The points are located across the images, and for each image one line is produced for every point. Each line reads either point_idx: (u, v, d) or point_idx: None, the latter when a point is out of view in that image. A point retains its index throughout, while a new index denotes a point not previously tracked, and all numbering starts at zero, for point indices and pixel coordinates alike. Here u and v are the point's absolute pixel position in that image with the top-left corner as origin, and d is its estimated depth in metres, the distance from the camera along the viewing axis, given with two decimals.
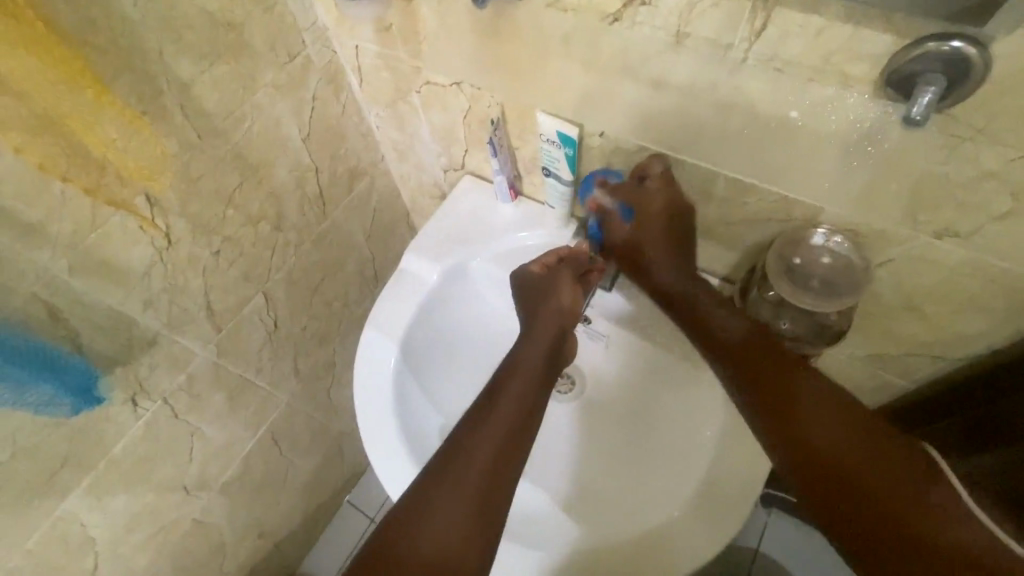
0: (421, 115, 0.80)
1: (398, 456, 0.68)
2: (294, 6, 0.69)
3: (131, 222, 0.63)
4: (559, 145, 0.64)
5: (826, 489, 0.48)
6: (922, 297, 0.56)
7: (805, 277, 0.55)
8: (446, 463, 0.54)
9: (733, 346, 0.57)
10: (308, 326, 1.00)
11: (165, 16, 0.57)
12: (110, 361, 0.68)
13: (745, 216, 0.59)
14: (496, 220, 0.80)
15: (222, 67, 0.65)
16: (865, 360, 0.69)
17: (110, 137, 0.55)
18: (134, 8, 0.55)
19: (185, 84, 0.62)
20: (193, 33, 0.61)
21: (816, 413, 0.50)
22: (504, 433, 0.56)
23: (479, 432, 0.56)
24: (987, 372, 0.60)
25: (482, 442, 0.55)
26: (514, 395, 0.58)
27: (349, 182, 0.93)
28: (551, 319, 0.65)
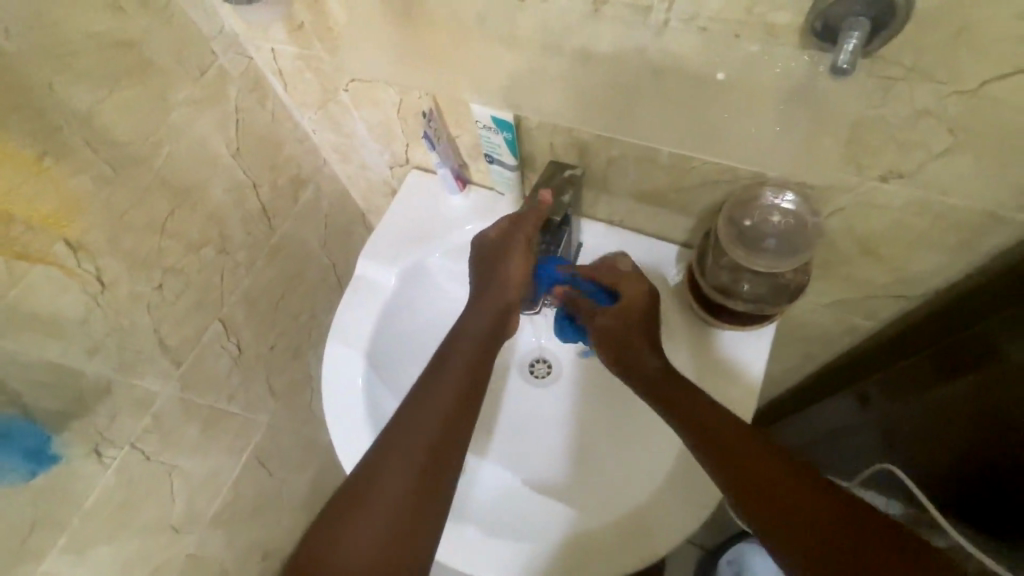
0: (354, 113, 0.77)
1: None
2: (194, 15, 0.65)
3: (55, 272, 0.59)
4: (496, 130, 0.62)
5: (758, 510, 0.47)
6: (877, 241, 0.56)
7: (758, 236, 0.53)
8: (393, 436, 0.53)
9: (657, 376, 0.58)
10: (276, 344, 0.97)
11: (47, 46, 0.53)
12: (63, 417, 0.65)
13: (693, 180, 0.58)
14: (447, 213, 0.78)
15: (126, 91, 0.61)
16: (831, 306, 0.69)
17: (7, 187, 0.53)
18: (8, 43, 0.50)
19: (86, 116, 0.58)
20: (85, 59, 0.56)
21: (737, 443, 0.51)
22: (450, 408, 0.55)
23: (425, 404, 0.55)
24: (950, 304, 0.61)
25: (428, 414, 0.54)
26: (458, 370, 0.58)
27: (293, 191, 0.90)
28: (498, 290, 0.63)
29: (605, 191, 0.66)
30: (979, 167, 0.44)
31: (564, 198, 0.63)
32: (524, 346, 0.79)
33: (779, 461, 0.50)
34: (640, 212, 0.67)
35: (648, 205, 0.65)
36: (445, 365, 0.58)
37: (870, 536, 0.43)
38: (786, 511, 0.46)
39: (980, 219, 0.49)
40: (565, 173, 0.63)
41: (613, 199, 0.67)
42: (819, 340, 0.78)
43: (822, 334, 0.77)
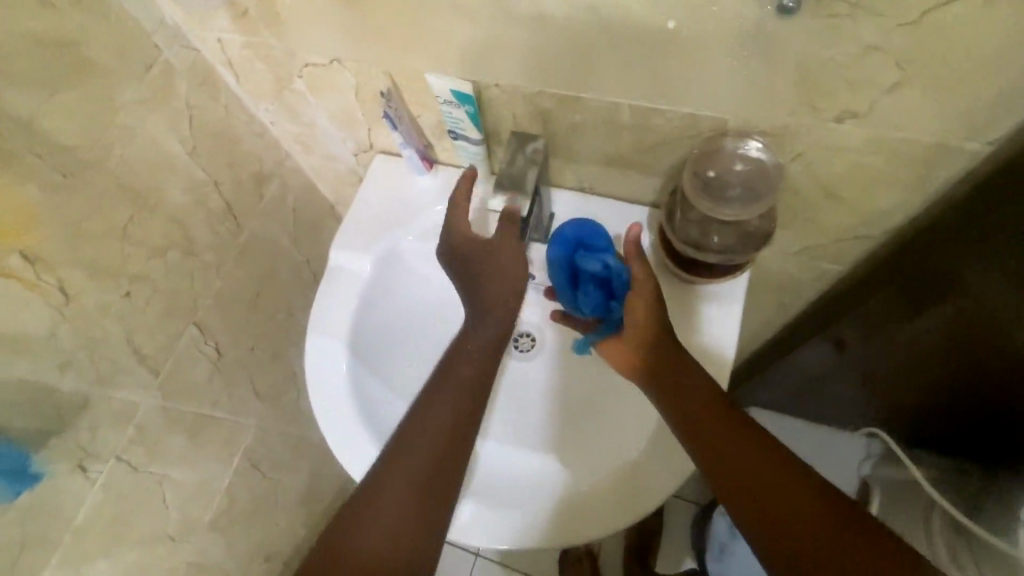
0: (311, 100, 0.75)
1: (370, 454, 0.67)
2: (133, 8, 0.62)
3: (14, 286, 0.57)
4: (457, 105, 0.61)
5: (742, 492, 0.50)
6: (837, 184, 0.57)
7: (721, 186, 0.54)
8: (396, 452, 0.54)
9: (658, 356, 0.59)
10: (256, 344, 0.96)
11: None
12: (40, 435, 0.63)
13: (657, 139, 0.58)
14: (416, 195, 0.77)
15: (69, 93, 0.58)
16: (799, 254, 0.71)
17: None
18: None
19: (29, 123, 0.56)
20: (20, 61, 0.53)
21: (728, 427, 0.54)
22: (453, 418, 0.56)
23: (425, 419, 0.56)
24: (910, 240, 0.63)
25: (428, 433, 0.55)
26: (461, 380, 0.59)
27: (257, 187, 0.88)
28: (496, 295, 0.63)
29: (572, 158, 0.67)
30: (926, 100, 0.45)
31: (529, 181, 0.61)
32: None
33: (767, 457, 0.51)
34: (608, 177, 0.67)
35: (615, 168, 0.65)
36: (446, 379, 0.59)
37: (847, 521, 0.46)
38: (769, 507, 0.48)
39: (931, 152, 0.50)
40: (529, 150, 0.61)
41: (580, 166, 0.67)
42: (791, 289, 0.80)
43: (794, 284, 0.79)
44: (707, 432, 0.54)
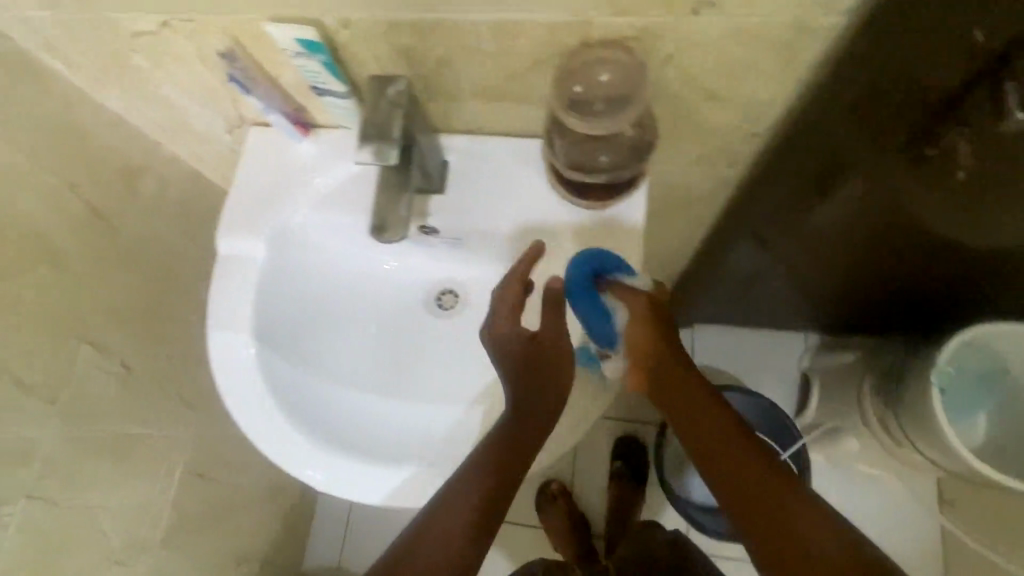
0: (160, 76, 0.68)
1: (296, 439, 0.65)
2: None
3: None
4: (308, 55, 0.56)
5: (733, 489, 0.55)
6: (712, 83, 0.56)
7: (589, 102, 0.53)
8: (438, 506, 0.55)
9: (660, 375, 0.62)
10: (170, 352, 0.90)
11: None
12: None
13: (524, 62, 0.55)
14: (298, 164, 0.72)
15: None
16: (696, 163, 0.71)
17: None
18: None
19: None
20: None
21: (725, 431, 0.58)
22: (485, 480, 0.56)
23: (473, 478, 0.56)
24: (795, 132, 0.63)
25: (477, 492, 0.55)
26: (496, 433, 0.58)
27: (132, 183, 0.80)
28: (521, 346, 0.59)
29: (450, 98, 0.63)
30: None
31: (396, 128, 0.54)
32: (425, 280, 0.78)
33: (754, 456, 0.56)
34: (492, 113, 0.64)
35: (495, 102, 0.62)
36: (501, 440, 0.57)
37: (817, 515, 0.52)
38: (751, 498, 0.54)
39: (790, 34, 0.50)
40: (390, 94, 0.55)
41: (460, 106, 0.64)
42: (699, 201, 0.81)
43: (700, 194, 0.79)
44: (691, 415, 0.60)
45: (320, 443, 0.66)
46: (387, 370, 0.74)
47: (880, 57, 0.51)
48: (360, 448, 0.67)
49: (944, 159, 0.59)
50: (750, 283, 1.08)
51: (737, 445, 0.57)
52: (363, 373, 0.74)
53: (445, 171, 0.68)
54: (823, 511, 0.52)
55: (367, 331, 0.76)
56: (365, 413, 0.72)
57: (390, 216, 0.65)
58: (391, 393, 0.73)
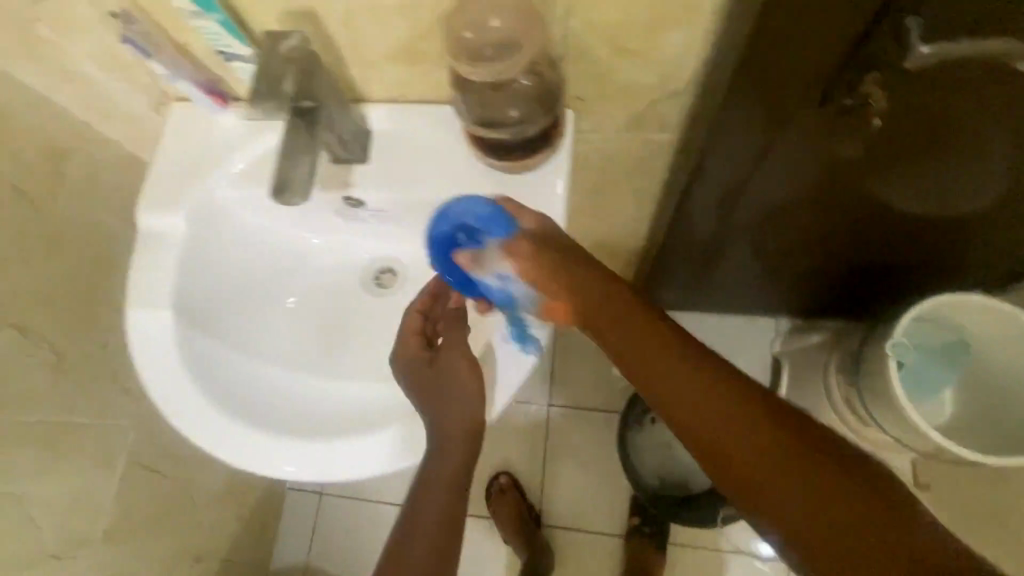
0: (72, 54, 0.67)
1: (194, 409, 0.64)
2: None
3: None
4: (202, 13, 0.54)
5: (840, 549, 0.42)
6: (620, 39, 0.56)
7: (483, 52, 0.52)
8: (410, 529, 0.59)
9: (727, 451, 0.47)
10: (111, 340, 0.90)
11: None
12: None
13: (411, 78, 0.64)
14: (217, 139, 0.71)
15: None
16: (629, 130, 0.71)
17: None
18: None
19: None
20: None
21: (784, 475, 0.45)
22: (444, 509, 0.60)
23: (430, 494, 0.60)
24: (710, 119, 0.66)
25: (431, 520, 0.59)
26: (434, 504, 0.59)
27: (56, 167, 0.79)
28: (458, 423, 0.60)
29: (359, 61, 0.62)
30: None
31: (287, 83, 0.53)
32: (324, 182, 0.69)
33: (806, 441, 0.46)
34: (410, 82, 0.65)
35: (412, 66, 0.62)
36: (431, 482, 0.60)
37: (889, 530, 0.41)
38: (842, 523, 0.42)
39: None
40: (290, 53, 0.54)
41: (378, 74, 0.64)
42: (643, 168, 0.80)
43: (633, 148, 0.75)
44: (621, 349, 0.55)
45: (216, 411, 0.65)
46: (329, 337, 0.74)
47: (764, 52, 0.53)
48: (271, 424, 0.66)
49: (859, 109, 0.58)
50: (715, 252, 1.04)
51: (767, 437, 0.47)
52: (306, 351, 0.73)
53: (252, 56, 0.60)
54: (935, 527, 0.42)
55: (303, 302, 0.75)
56: (304, 396, 0.71)
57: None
58: (310, 368, 0.73)
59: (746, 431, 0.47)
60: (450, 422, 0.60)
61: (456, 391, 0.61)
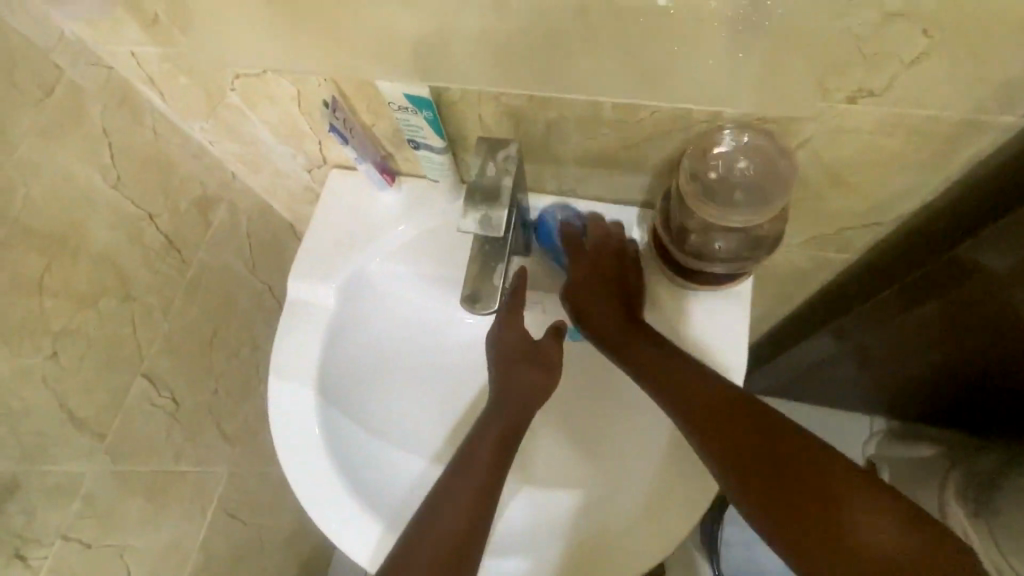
0: (250, 115, 0.66)
1: (331, 496, 0.62)
2: (114, 61, 0.60)
3: (5, 368, 0.56)
4: (415, 110, 0.54)
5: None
6: (844, 173, 0.52)
7: (727, 191, 0.49)
8: (439, 493, 0.56)
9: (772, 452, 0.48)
10: (220, 386, 0.87)
11: (24, 230, 0.56)
12: None
13: (597, 177, 0.62)
14: (380, 212, 0.70)
15: (47, 197, 0.58)
16: (805, 245, 0.67)
17: None
18: None
19: (64, 236, 0.60)
20: (41, 208, 0.57)
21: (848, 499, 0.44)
22: (480, 481, 0.57)
23: (468, 470, 0.57)
24: (907, 243, 0.62)
25: (465, 488, 0.56)
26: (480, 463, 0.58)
27: (203, 215, 0.78)
28: (518, 398, 0.62)
29: (550, 158, 0.60)
30: (861, 137, 0.47)
31: (506, 195, 0.52)
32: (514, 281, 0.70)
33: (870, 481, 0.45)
34: (591, 180, 0.63)
35: (601, 168, 0.60)
36: (473, 456, 0.59)
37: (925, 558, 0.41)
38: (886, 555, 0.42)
39: (953, 130, 0.45)
40: (501, 163, 0.53)
41: (562, 170, 0.62)
42: (801, 277, 0.76)
43: (800, 260, 0.71)
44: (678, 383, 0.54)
45: (353, 502, 0.62)
46: (458, 430, 0.71)
47: (996, 195, 0.52)
48: (400, 522, 0.63)
49: None
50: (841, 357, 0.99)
51: (810, 455, 0.47)
52: (434, 442, 0.71)
53: (443, 151, 0.60)
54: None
55: (442, 387, 0.73)
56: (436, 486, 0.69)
57: (483, 287, 0.60)
58: (442, 458, 0.70)
59: (788, 453, 0.47)
60: (500, 426, 0.61)
61: (514, 382, 0.63)
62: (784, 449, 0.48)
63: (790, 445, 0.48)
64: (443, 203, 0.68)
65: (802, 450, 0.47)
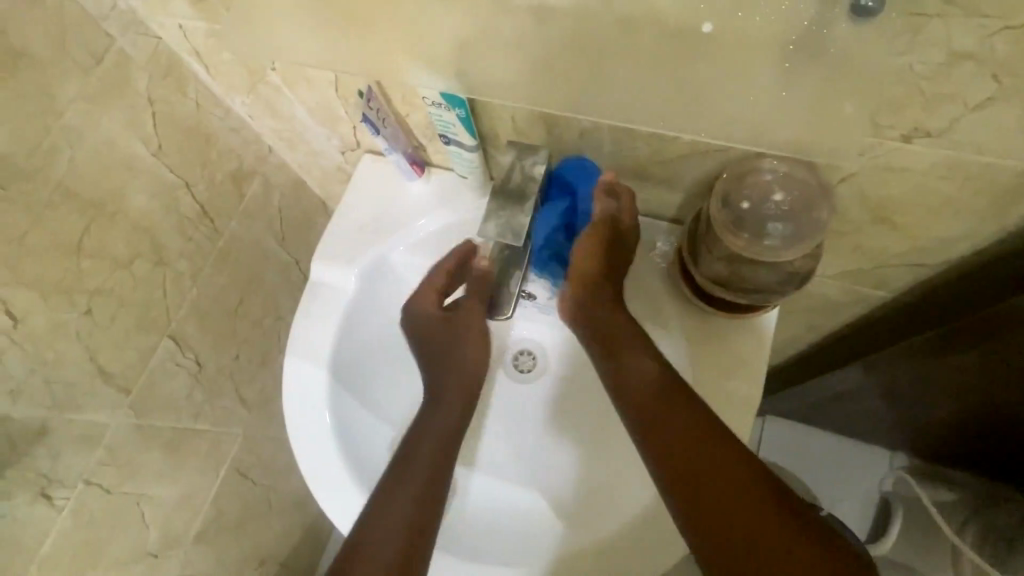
0: (289, 95, 0.67)
1: (335, 480, 0.63)
2: (164, 33, 0.62)
3: (41, 320, 0.59)
4: (447, 107, 0.54)
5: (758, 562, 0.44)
6: (889, 211, 0.50)
7: (761, 223, 0.47)
8: (397, 470, 0.57)
9: (685, 452, 0.49)
10: (241, 352, 0.90)
11: (68, 191, 0.58)
12: (5, 486, 0.61)
13: (628, 188, 0.61)
14: (407, 202, 0.70)
15: (91, 160, 0.60)
16: (838, 278, 0.64)
17: (26, 274, 0.57)
18: (24, 156, 0.54)
19: (104, 199, 0.62)
20: (85, 171, 0.60)
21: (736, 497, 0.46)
22: (432, 460, 0.58)
23: (416, 455, 0.59)
24: (952, 285, 0.59)
25: (413, 483, 0.56)
26: (432, 441, 0.60)
27: (237, 187, 0.80)
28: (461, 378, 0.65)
29: None
30: (908, 177, 0.45)
31: (530, 201, 0.52)
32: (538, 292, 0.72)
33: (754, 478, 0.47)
34: None
35: (632, 179, 0.59)
36: (413, 463, 0.58)
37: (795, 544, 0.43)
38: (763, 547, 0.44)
39: (1014, 181, 0.42)
40: (527, 168, 0.53)
41: None
42: (832, 308, 0.73)
43: (831, 291, 0.68)
44: (656, 428, 0.51)
45: (355, 489, 0.63)
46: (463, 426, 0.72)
47: None
48: None
49: None
50: None
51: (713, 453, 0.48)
52: None
53: (472, 148, 0.59)
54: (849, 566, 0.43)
55: None
56: None
57: None
58: None
59: (696, 453, 0.49)
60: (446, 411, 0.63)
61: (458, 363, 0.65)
62: (694, 450, 0.49)
63: (704, 445, 0.49)
64: (471, 198, 0.68)
65: (758, 485, 0.47)
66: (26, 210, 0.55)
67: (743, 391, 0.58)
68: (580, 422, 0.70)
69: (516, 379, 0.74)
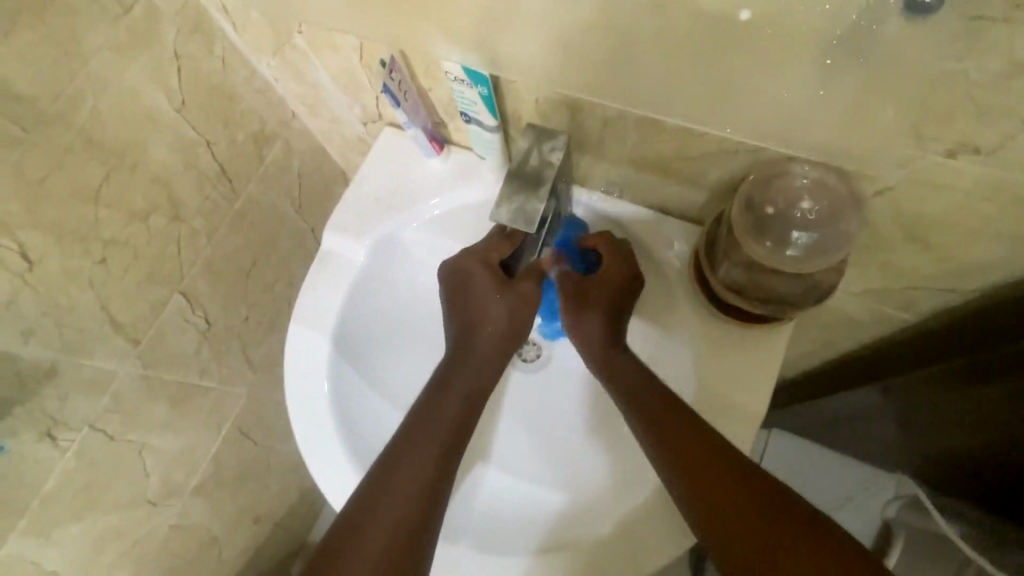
0: (314, 60, 0.66)
1: (329, 454, 0.63)
2: None
3: (56, 265, 0.60)
4: (469, 84, 0.52)
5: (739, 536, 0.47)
6: (923, 229, 0.47)
7: (784, 231, 0.45)
8: (410, 433, 0.55)
9: (685, 442, 0.51)
10: (251, 314, 0.91)
11: (89, 139, 0.59)
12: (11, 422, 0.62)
13: (649, 184, 0.59)
14: (423, 179, 0.69)
15: (114, 110, 0.60)
16: (860, 296, 0.62)
17: (43, 218, 0.57)
18: (47, 102, 0.54)
19: (124, 151, 0.63)
20: (108, 121, 0.60)
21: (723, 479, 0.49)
22: (448, 428, 0.56)
23: (433, 422, 0.56)
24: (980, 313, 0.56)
25: (428, 450, 0.54)
26: (452, 407, 0.57)
27: (258, 149, 0.80)
28: (489, 345, 0.62)
29: (602, 156, 0.57)
30: (948, 196, 0.42)
31: (545, 188, 0.50)
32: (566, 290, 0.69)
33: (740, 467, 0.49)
34: (641, 184, 0.59)
35: (653, 175, 0.57)
36: (425, 435, 0.55)
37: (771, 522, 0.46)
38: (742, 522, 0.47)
39: None
40: (545, 153, 0.51)
41: (613, 170, 0.59)
42: (851, 325, 0.70)
43: (851, 309, 0.66)
44: (668, 437, 0.52)
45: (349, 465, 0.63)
46: None
47: None
48: None
49: None
50: None
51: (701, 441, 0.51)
52: None
53: (492, 128, 0.58)
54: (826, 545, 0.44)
55: None
56: None
57: None
58: None
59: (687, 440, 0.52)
60: (470, 381, 0.60)
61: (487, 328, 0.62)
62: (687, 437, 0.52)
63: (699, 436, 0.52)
64: (490, 180, 0.66)
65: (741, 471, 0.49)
66: (46, 155, 0.56)
67: (748, 403, 0.56)
68: (593, 414, 0.69)
69: (526, 368, 0.73)
